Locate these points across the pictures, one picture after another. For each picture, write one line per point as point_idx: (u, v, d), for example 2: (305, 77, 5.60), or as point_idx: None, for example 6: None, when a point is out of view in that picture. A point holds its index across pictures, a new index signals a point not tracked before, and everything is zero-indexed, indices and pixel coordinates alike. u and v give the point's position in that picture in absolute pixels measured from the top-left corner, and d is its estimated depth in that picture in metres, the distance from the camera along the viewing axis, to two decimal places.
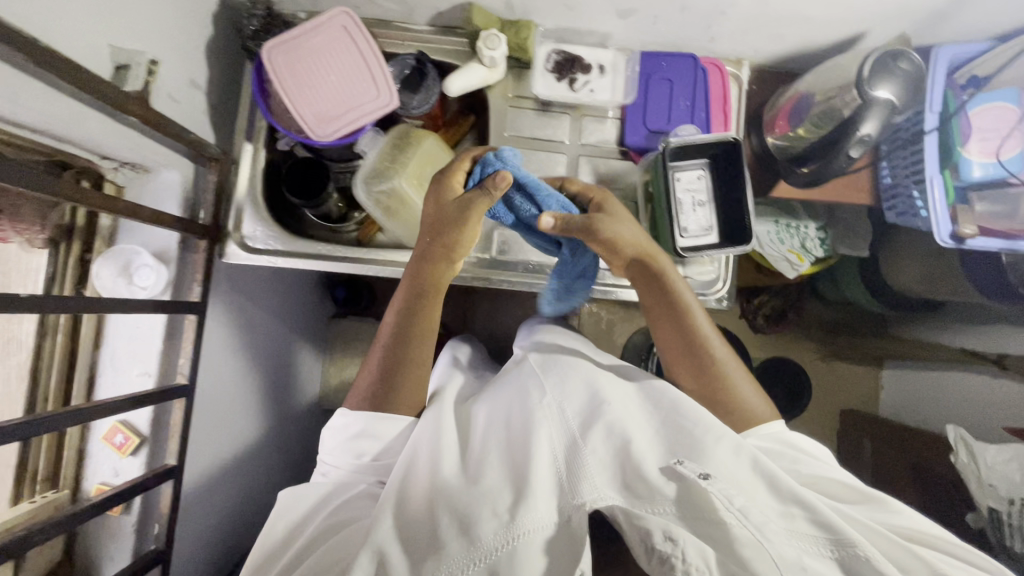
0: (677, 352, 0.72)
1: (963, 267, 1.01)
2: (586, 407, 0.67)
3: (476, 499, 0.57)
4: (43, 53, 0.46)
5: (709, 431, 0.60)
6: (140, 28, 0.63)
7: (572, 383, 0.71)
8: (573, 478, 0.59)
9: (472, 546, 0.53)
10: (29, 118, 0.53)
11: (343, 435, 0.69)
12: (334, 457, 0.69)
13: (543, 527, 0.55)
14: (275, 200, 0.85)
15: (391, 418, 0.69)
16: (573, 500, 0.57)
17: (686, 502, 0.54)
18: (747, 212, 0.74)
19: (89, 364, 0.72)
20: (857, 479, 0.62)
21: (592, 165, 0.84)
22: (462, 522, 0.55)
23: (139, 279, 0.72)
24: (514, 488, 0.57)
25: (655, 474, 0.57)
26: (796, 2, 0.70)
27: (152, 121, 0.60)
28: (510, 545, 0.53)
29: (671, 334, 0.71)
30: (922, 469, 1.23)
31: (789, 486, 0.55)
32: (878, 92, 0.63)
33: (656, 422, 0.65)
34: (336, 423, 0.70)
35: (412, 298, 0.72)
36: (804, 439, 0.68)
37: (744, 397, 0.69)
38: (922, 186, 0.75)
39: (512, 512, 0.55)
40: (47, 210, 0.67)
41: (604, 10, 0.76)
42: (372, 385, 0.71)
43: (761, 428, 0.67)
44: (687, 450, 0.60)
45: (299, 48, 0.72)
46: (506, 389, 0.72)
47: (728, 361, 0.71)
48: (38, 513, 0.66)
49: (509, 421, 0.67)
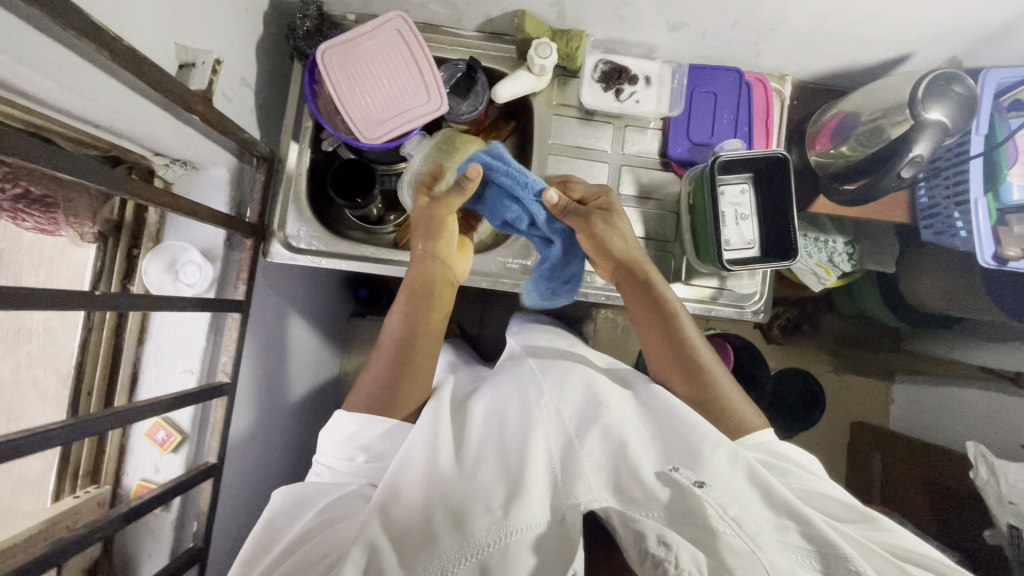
0: (669, 360, 0.72)
1: (985, 286, 1.01)
2: (583, 407, 0.65)
3: (471, 496, 0.54)
4: (128, 54, 0.47)
5: (706, 439, 0.59)
6: (203, 26, 0.63)
7: (573, 384, 0.69)
8: (568, 478, 0.56)
9: (465, 543, 0.50)
10: (100, 114, 0.54)
11: (340, 433, 0.67)
12: (330, 458, 0.67)
13: (537, 525, 0.52)
14: (315, 200, 0.85)
15: (389, 422, 0.67)
16: (568, 500, 0.54)
17: (678, 509, 0.51)
18: (792, 228, 0.75)
19: (132, 360, 0.72)
20: (850, 495, 0.60)
21: (634, 175, 0.85)
22: (455, 518, 0.52)
23: (185, 276, 0.72)
24: (509, 486, 0.55)
25: (650, 477, 0.54)
26: (847, 21, 0.71)
27: (214, 120, 0.60)
28: (502, 541, 0.50)
29: (663, 340, 0.72)
30: (935, 485, 1.23)
31: (785, 497, 0.53)
32: (930, 114, 0.65)
33: (653, 428, 0.63)
34: (334, 422, 0.68)
35: (416, 296, 0.73)
36: (794, 452, 0.66)
37: (736, 406, 0.69)
38: (964, 208, 0.76)
39: (506, 508, 0.52)
40: (98, 204, 0.67)
41: (655, 22, 0.77)
42: (377, 381, 0.70)
43: (750, 435, 0.66)
44: (683, 457, 0.58)
45: (354, 52, 0.73)
46: (500, 390, 0.71)
47: (716, 366, 0.71)
48: (83, 508, 0.66)
49: (502, 422, 0.65)
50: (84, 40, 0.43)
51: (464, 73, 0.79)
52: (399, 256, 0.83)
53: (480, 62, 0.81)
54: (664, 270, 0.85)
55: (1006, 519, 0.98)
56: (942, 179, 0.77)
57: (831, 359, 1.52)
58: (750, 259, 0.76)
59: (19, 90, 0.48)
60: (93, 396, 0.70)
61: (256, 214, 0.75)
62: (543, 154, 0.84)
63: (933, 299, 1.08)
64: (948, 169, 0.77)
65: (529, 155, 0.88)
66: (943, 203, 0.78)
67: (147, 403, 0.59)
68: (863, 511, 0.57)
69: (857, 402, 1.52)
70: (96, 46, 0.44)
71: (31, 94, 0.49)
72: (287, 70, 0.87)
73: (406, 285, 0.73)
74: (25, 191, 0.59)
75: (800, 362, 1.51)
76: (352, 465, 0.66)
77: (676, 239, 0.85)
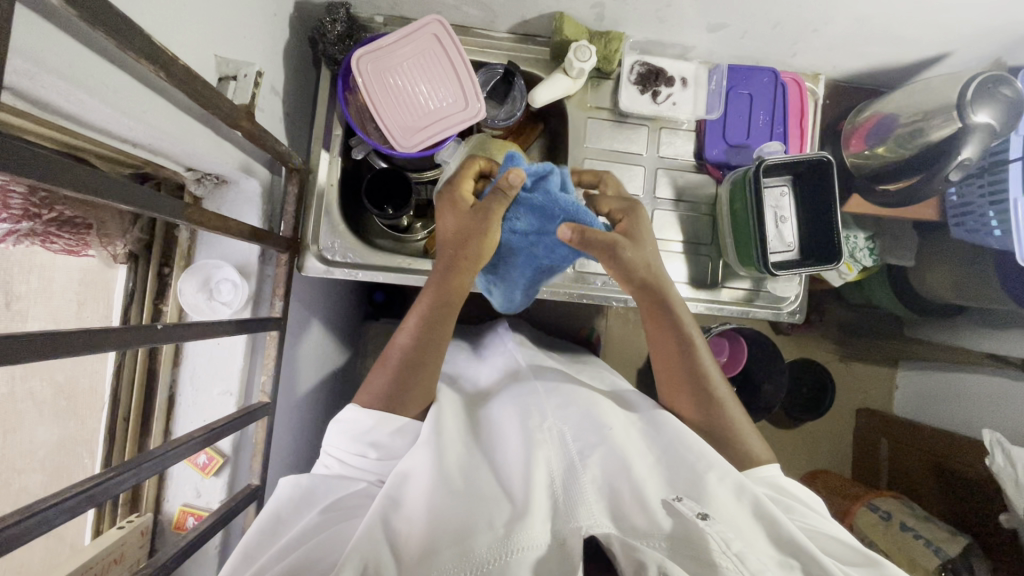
0: (681, 380, 0.68)
1: (1000, 274, 0.98)
2: (587, 427, 0.60)
3: (470, 515, 0.50)
4: (183, 73, 0.44)
5: (711, 467, 0.55)
6: (238, 36, 0.61)
7: (579, 401, 0.65)
8: (570, 500, 0.52)
9: (465, 559, 0.46)
10: (145, 134, 0.51)
11: (350, 429, 0.61)
12: (340, 450, 0.61)
13: (538, 548, 0.48)
14: (345, 209, 0.83)
15: (402, 420, 0.62)
16: (569, 523, 0.50)
17: (680, 542, 0.48)
18: (835, 231, 0.74)
19: (169, 382, 0.70)
20: (860, 543, 0.55)
21: (669, 177, 0.84)
22: (453, 535, 0.48)
23: (220, 294, 0.70)
24: (513, 506, 0.51)
25: (654, 504, 0.51)
26: (889, 22, 0.71)
27: (255, 134, 0.58)
28: (503, 559, 0.47)
29: (679, 361, 0.68)
30: (944, 471, 1.21)
31: (790, 535, 0.49)
32: (979, 117, 0.66)
33: (658, 450, 0.59)
34: (343, 416, 0.63)
35: (437, 303, 0.68)
36: (801, 490, 0.62)
37: (746, 438, 0.65)
38: (999, 208, 0.77)
39: (509, 527, 0.49)
40: (129, 223, 0.65)
41: (695, 23, 0.76)
42: (386, 385, 0.64)
43: (759, 471, 0.62)
44: (687, 485, 0.54)
45: (388, 59, 0.71)
46: (497, 414, 0.66)
47: (730, 398, 0.68)
48: (128, 539, 0.64)
49: (503, 441, 0.61)
50: (143, 60, 0.40)
51: (501, 77, 0.79)
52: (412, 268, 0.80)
53: (518, 67, 0.80)
54: (700, 272, 0.84)
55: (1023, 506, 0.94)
56: (978, 180, 0.79)
57: (837, 347, 1.49)
58: (792, 262, 0.76)
59: (65, 112, 0.45)
60: (131, 421, 0.68)
61: (290, 227, 0.72)
62: (579, 158, 0.82)
63: (946, 289, 1.09)
64: (986, 172, 0.78)
65: (562, 159, 0.86)
66: (976, 201, 0.79)
67: (203, 431, 0.57)
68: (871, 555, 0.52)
69: (861, 390, 1.50)
70: (153, 65, 0.41)
71: (74, 115, 0.46)
72: (313, 74, 0.84)
73: (427, 297, 0.68)
74: (58, 214, 0.57)
75: (806, 352, 1.48)
76: (364, 461, 0.60)
77: (709, 241, 0.85)
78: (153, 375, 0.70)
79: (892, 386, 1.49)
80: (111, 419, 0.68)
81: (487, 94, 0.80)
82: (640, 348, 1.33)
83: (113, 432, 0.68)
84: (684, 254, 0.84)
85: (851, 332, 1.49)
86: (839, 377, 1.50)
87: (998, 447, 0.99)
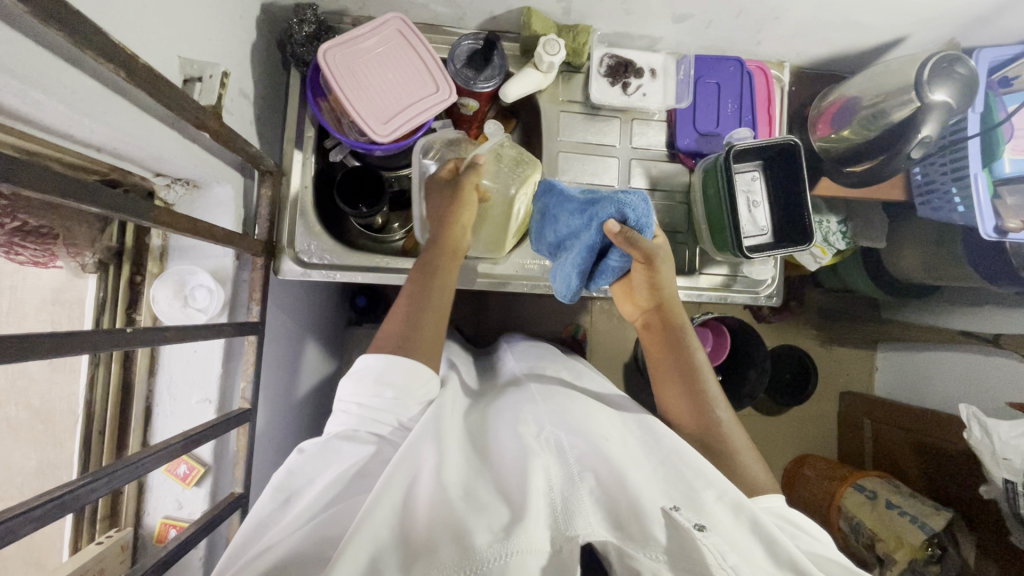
0: (679, 389, 0.71)
1: (967, 252, 1.01)
2: (584, 435, 0.60)
3: (470, 514, 0.49)
4: (142, 72, 0.43)
5: (710, 482, 0.55)
6: (202, 37, 0.60)
7: (572, 411, 0.65)
8: (567, 509, 0.51)
9: (465, 556, 0.45)
10: (108, 136, 0.50)
11: (363, 376, 0.61)
12: (355, 394, 0.61)
13: (537, 554, 0.47)
14: (321, 209, 0.82)
15: (414, 362, 0.61)
16: (566, 531, 0.49)
17: (678, 555, 0.48)
18: (805, 214, 0.75)
19: (145, 392, 0.68)
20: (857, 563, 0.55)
21: (643, 168, 0.85)
22: (453, 531, 0.48)
23: (195, 301, 0.68)
24: (512, 509, 0.50)
25: (652, 515, 0.50)
26: (848, 8, 0.73)
27: (223, 134, 0.57)
28: (503, 559, 0.46)
29: (678, 378, 0.71)
30: (926, 448, 1.23)
31: (789, 553, 0.49)
32: (936, 95, 0.68)
33: (655, 460, 0.60)
34: (357, 367, 0.62)
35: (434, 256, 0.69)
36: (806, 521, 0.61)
37: (748, 463, 0.65)
38: (961, 184, 0.79)
39: (508, 530, 0.48)
40: (97, 232, 0.63)
41: (661, 15, 0.77)
42: (398, 324, 0.64)
43: (763, 499, 0.61)
44: (683, 496, 0.54)
45: (355, 50, 0.72)
46: (493, 428, 0.65)
47: (735, 429, 0.68)
48: (106, 554, 0.62)
49: (501, 450, 0.60)
50: (102, 59, 0.40)
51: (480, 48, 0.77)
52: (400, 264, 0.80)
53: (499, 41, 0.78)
54: (678, 260, 0.85)
55: (1001, 475, 0.97)
56: (939, 160, 0.81)
57: (818, 332, 1.51)
58: (767, 245, 0.77)
59: (25, 116, 0.44)
60: (106, 434, 0.67)
61: (264, 230, 0.72)
62: (552, 152, 0.83)
63: (918, 270, 1.11)
64: (946, 150, 0.80)
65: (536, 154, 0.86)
66: (939, 179, 0.82)
67: (181, 437, 0.56)
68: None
69: (842, 374, 1.53)
70: (112, 64, 0.40)
71: (33, 118, 0.45)
72: (282, 76, 0.83)
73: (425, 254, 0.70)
74: (21, 224, 0.55)
75: (787, 338, 1.51)
76: (381, 402, 0.60)
77: (685, 229, 0.86)
78: (128, 386, 0.68)
79: (873, 368, 1.52)
80: (86, 433, 0.66)
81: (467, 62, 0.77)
82: (624, 340, 1.33)
83: (89, 445, 0.66)
84: None
85: (828, 316, 1.52)
86: (821, 362, 1.51)
87: (973, 420, 1.01)
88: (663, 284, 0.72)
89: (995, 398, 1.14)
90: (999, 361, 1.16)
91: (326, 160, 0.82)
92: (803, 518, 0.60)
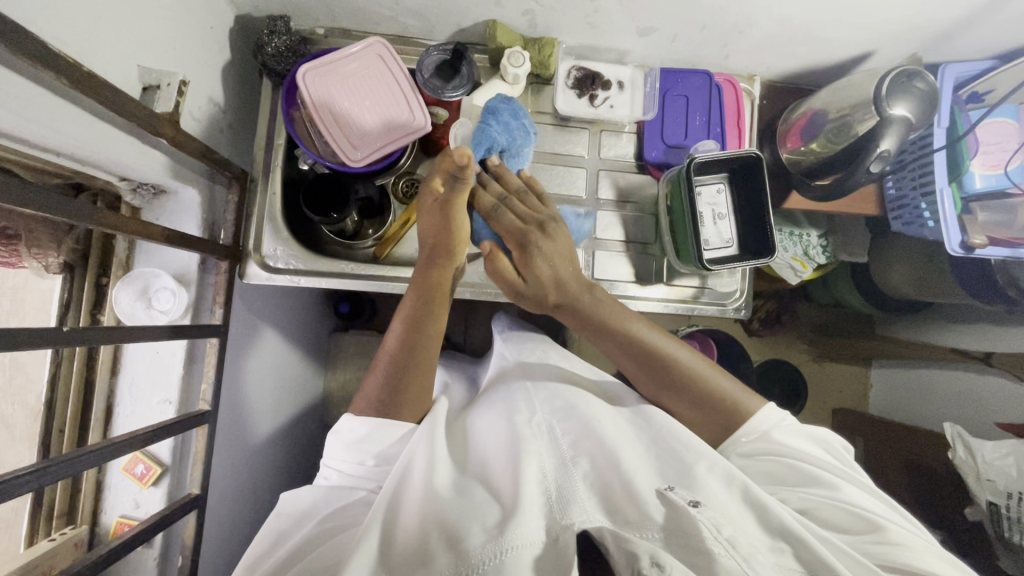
0: (634, 364, 0.71)
1: (951, 268, 0.99)
2: (574, 422, 0.64)
3: (463, 514, 0.51)
4: (89, 81, 0.45)
5: (701, 459, 0.56)
6: (165, 47, 0.62)
7: (567, 399, 0.69)
8: (562, 498, 0.53)
9: (459, 560, 0.47)
10: (61, 142, 0.52)
11: (344, 438, 0.63)
12: (338, 461, 0.62)
13: (533, 545, 0.48)
14: (294, 215, 0.84)
15: (392, 424, 0.64)
16: (562, 521, 0.51)
17: (675, 533, 0.49)
18: (767, 226, 0.76)
19: (107, 392, 0.70)
20: (857, 497, 0.57)
21: (611, 179, 0.85)
22: (448, 531, 0.50)
23: (159, 303, 0.70)
24: (503, 506, 0.52)
25: (648, 497, 0.52)
26: (810, 23, 0.73)
27: (181, 142, 0.59)
28: (498, 558, 0.47)
29: (625, 354, 0.71)
30: (917, 469, 1.18)
31: (781, 519, 0.50)
32: (895, 109, 0.67)
33: (647, 440, 0.61)
34: (340, 426, 0.64)
35: (422, 296, 0.71)
36: (801, 446, 0.63)
37: (728, 391, 0.68)
38: (930, 199, 0.79)
39: (500, 525, 0.49)
40: (62, 234, 0.65)
41: (626, 29, 0.78)
42: (380, 389, 0.66)
43: (750, 424, 0.65)
44: (677, 475, 0.55)
45: (333, 74, 0.74)
46: (483, 418, 0.69)
47: (703, 367, 0.70)
48: (59, 551, 0.63)
49: (494, 442, 0.63)
50: (42, 67, 0.41)
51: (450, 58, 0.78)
52: (374, 271, 0.83)
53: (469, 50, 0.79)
54: (646, 271, 0.85)
55: (984, 496, 0.94)
56: (908, 173, 0.81)
57: (809, 347, 1.49)
58: (729, 257, 0.77)
59: None
60: (66, 433, 0.68)
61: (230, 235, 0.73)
62: None
63: (903, 285, 1.10)
64: (914, 164, 0.80)
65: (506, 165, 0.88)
66: (909, 193, 0.81)
67: (132, 436, 0.57)
68: (874, 521, 0.54)
69: (835, 391, 1.50)
70: (53, 73, 0.42)
71: None
72: (256, 85, 0.85)
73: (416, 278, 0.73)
74: None
75: (778, 353, 1.48)
76: (360, 468, 0.61)
77: (655, 240, 0.86)
78: (90, 385, 0.69)
79: (867, 385, 1.49)
80: (47, 431, 0.67)
81: (435, 71, 0.78)
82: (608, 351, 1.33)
83: (49, 443, 0.67)
84: (627, 254, 0.85)
85: (820, 331, 1.49)
86: (812, 377, 1.49)
87: (958, 439, 0.99)
88: (539, 269, 0.73)
89: (985, 417, 1.11)
90: (989, 380, 1.13)
91: (298, 167, 0.84)
92: (798, 451, 0.62)
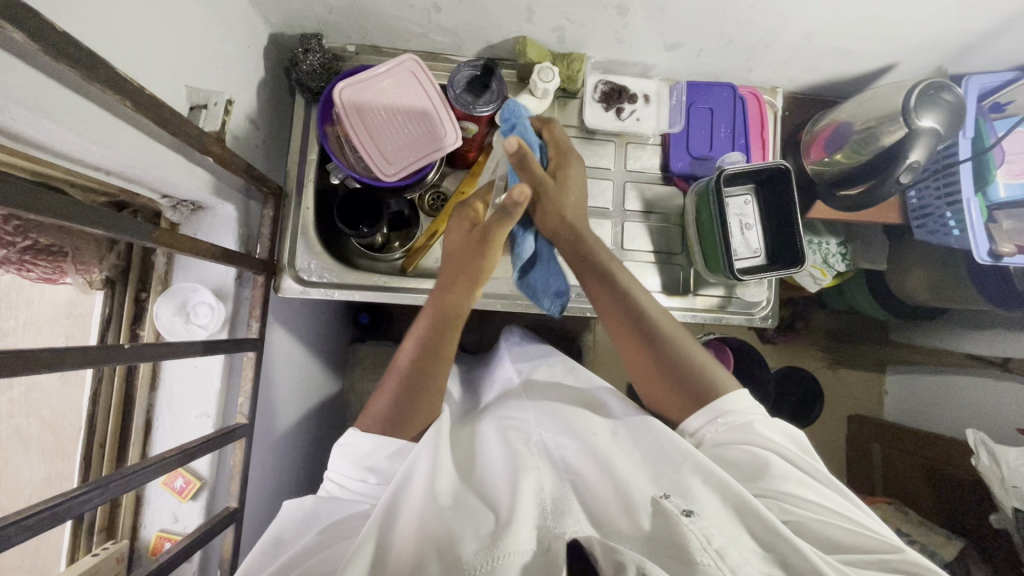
0: (617, 317, 0.69)
1: (970, 276, 1.00)
2: (571, 436, 0.63)
3: (460, 521, 0.50)
4: (149, 102, 0.46)
5: (695, 467, 0.55)
6: (208, 66, 0.64)
7: (563, 415, 0.68)
8: (557, 509, 0.52)
9: (451, 564, 0.45)
10: (115, 162, 0.53)
11: (352, 453, 0.61)
12: (341, 474, 0.61)
13: (522, 553, 0.46)
14: (325, 229, 0.85)
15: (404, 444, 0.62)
16: (554, 530, 0.50)
17: (662, 543, 0.47)
18: (797, 236, 0.77)
19: (146, 407, 0.70)
20: (839, 504, 0.55)
21: (637, 190, 0.86)
22: (441, 539, 0.48)
23: (197, 318, 0.71)
24: (498, 516, 0.50)
25: (640, 506, 0.51)
26: (836, 37, 0.75)
27: (226, 158, 0.60)
28: (490, 564, 0.45)
29: (615, 303, 0.69)
30: (937, 475, 1.17)
31: (770, 523, 0.48)
32: (923, 122, 0.68)
33: (642, 448, 0.60)
34: (346, 439, 0.62)
35: (437, 319, 0.69)
36: (775, 436, 0.60)
37: (710, 368, 0.66)
38: (955, 209, 0.80)
39: (493, 535, 0.48)
40: (104, 251, 0.66)
41: (652, 44, 0.80)
42: (388, 407, 0.64)
43: (727, 401, 0.63)
44: (672, 483, 0.54)
45: (368, 91, 0.75)
46: (482, 433, 0.67)
47: (676, 331, 0.68)
48: (102, 567, 0.63)
49: (490, 454, 0.62)
50: (109, 91, 0.43)
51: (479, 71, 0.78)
52: (405, 285, 0.83)
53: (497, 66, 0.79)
54: (673, 281, 0.86)
55: (1010, 503, 0.93)
56: (932, 183, 0.82)
57: (824, 354, 1.49)
58: (759, 268, 0.78)
59: (37, 143, 0.47)
60: (106, 446, 0.69)
61: (266, 249, 0.75)
62: None
63: (921, 292, 1.10)
64: (938, 174, 0.81)
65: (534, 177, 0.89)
66: (933, 203, 0.82)
67: (177, 451, 0.57)
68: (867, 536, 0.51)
69: (850, 397, 1.50)
70: (118, 95, 0.43)
71: (42, 145, 0.48)
72: (286, 102, 0.87)
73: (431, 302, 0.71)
74: (32, 242, 0.58)
75: (793, 359, 1.49)
76: (362, 486, 0.59)
77: (682, 251, 0.87)
78: (131, 399, 0.70)
79: (881, 392, 1.49)
80: (88, 444, 0.68)
81: (465, 86, 0.78)
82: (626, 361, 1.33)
83: (90, 457, 0.68)
84: (656, 264, 0.86)
85: (835, 338, 1.49)
86: (828, 384, 1.49)
87: (982, 446, 0.98)
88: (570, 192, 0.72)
89: (1006, 424, 1.10)
90: (1007, 386, 1.13)
91: (328, 182, 0.85)
92: (777, 453, 0.58)
